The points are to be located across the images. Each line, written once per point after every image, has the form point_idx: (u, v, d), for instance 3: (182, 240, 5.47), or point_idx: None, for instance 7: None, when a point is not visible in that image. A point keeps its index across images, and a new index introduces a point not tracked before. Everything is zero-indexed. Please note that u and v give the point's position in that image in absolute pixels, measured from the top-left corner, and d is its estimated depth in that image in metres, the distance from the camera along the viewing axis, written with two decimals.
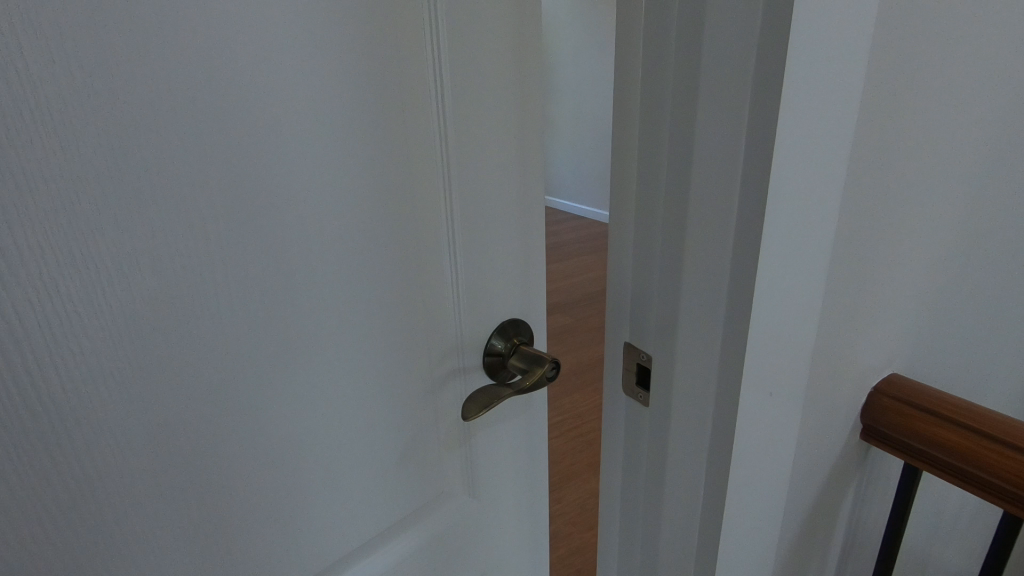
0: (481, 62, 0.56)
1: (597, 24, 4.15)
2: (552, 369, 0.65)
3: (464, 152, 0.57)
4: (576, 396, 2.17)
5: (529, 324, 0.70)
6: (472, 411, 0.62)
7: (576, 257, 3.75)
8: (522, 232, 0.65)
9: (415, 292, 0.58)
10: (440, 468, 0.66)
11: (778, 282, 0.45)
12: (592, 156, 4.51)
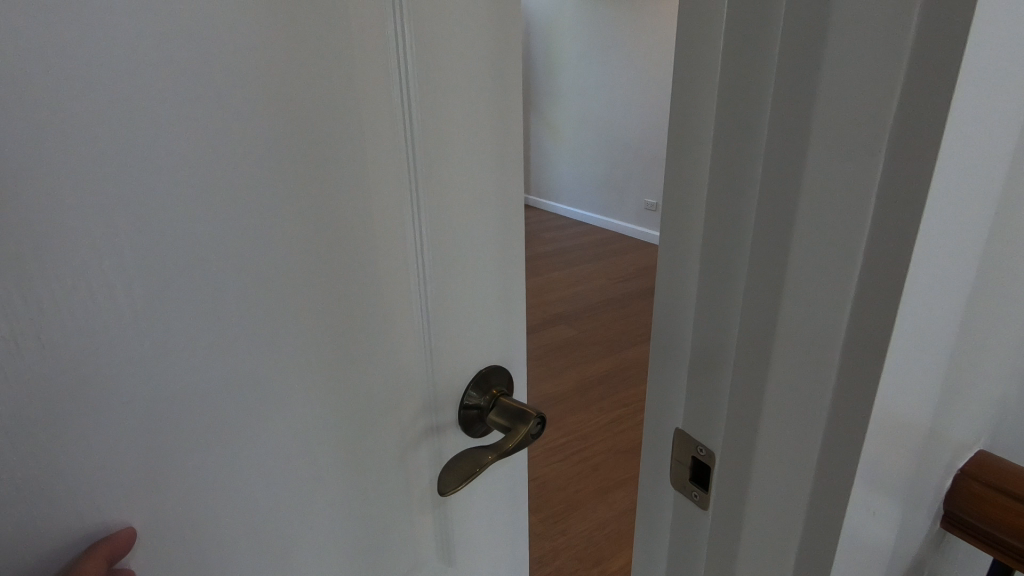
0: (455, 44, 0.42)
1: (601, 26, 4.01)
2: (537, 425, 0.51)
3: (431, 159, 0.44)
4: (580, 416, 2.04)
5: (508, 369, 0.56)
6: (452, 482, 0.47)
7: (578, 265, 3.63)
8: (503, 261, 0.51)
9: (369, 342, 0.44)
10: (413, 546, 0.53)
11: (901, 388, 0.32)
12: (596, 160, 4.39)
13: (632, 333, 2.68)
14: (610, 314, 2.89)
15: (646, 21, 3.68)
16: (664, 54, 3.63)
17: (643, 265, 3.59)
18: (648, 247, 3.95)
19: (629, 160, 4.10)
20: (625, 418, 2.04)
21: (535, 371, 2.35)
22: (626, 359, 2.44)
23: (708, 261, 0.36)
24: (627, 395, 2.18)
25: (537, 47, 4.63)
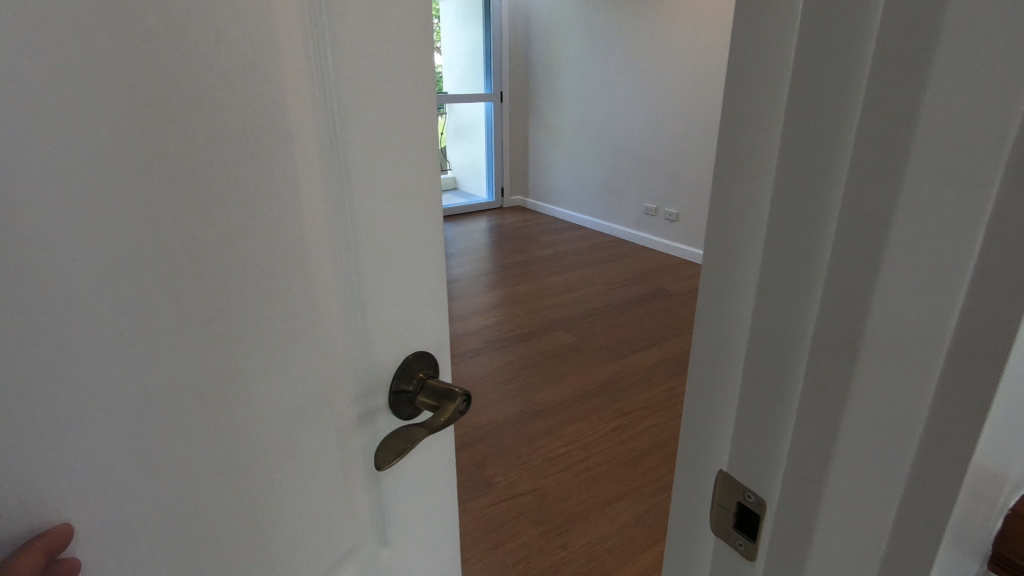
0: (376, 39, 0.43)
1: (601, 29, 3.98)
2: (463, 403, 0.52)
3: (354, 153, 0.44)
4: (580, 425, 2.01)
5: (434, 355, 0.56)
6: (387, 460, 0.49)
7: (575, 269, 3.60)
8: (426, 253, 0.52)
9: (299, 339, 0.44)
10: (352, 535, 0.53)
11: (995, 450, 0.29)
12: (594, 162, 4.35)
13: (631, 339, 2.64)
14: (609, 320, 2.85)
15: (646, 24, 3.65)
16: (664, 58, 3.59)
17: (641, 271, 3.56)
18: (646, 252, 3.92)
19: (628, 165, 4.06)
20: (624, 427, 2.00)
21: (533, 378, 2.32)
22: (625, 367, 2.40)
23: (770, 303, 0.33)
24: (627, 403, 2.14)
25: (535, 49, 4.61)
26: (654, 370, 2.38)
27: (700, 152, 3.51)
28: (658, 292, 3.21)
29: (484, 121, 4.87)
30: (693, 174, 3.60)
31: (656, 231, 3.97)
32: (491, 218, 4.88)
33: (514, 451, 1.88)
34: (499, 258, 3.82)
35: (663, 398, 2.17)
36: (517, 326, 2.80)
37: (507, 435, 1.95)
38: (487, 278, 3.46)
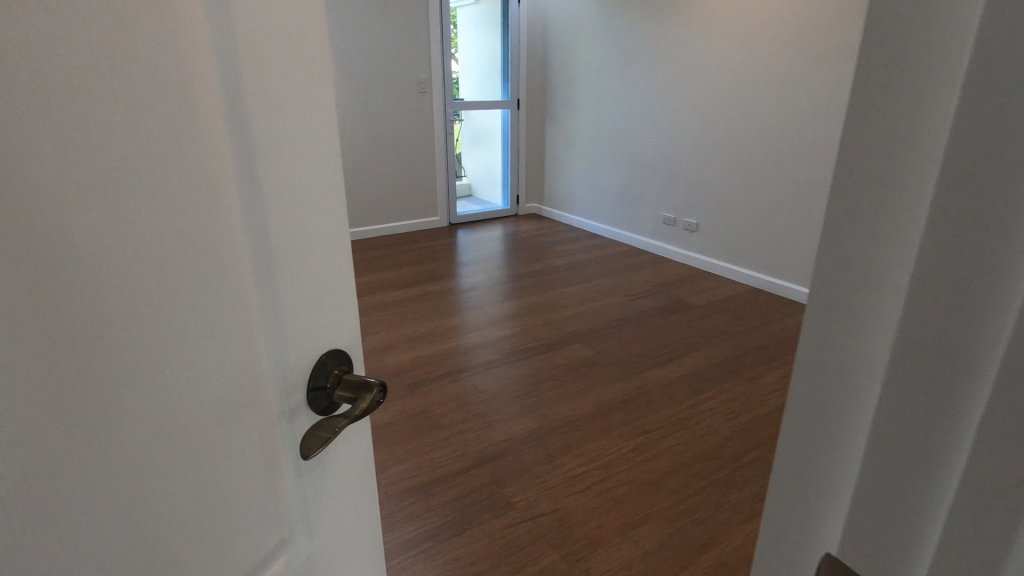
0: (277, 39, 0.43)
1: (620, 37, 3.93)
2: (380, 393, 0.56)
3: (262, 152, 0.45)
4: (600, 442, 1.95)
5: (348, 352, 0.58)
6: (311, 449, 0.52)
7: (592, 279, 3.55)
8: (331, 248, 0.53)
9: (220, 340, 0.43)
10: (281, 529, 0.53)
11: None
12: (610, 171, 4.30)
13: (651, 354, 2.58)
14: (627, 333, 2.79)
15: (669, 32, 3.57)
16: (686, 66, 3.52)
17: (658, 282, 3.49)
18: (664, 263, 3.85)
19: (645, 174, 4.00)
20: (645, 446, 1.93)
21: (550, 393, 2.26)
22: (644, 382, 2.34)
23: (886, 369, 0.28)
24: (647, 421, 2.07)
25: (556, 56, 4.58)
26: (674, 386, 2.31)
27: (721, 163, 3.44)
28: (676, 304, 3.14)
29: (501, 128, 4.87)
30: (713, 184, 3.52)
31: (674, 242, 3.90)
32: (506, 226, 4.85)
33: (531, 470, 1.82)
34: (514, 267, 3.78)
35: (684, 415, 2.11)
36: (534, 337, 2.74)
37: (524, 453, 1.90)
38: (502, 287, 3.42)
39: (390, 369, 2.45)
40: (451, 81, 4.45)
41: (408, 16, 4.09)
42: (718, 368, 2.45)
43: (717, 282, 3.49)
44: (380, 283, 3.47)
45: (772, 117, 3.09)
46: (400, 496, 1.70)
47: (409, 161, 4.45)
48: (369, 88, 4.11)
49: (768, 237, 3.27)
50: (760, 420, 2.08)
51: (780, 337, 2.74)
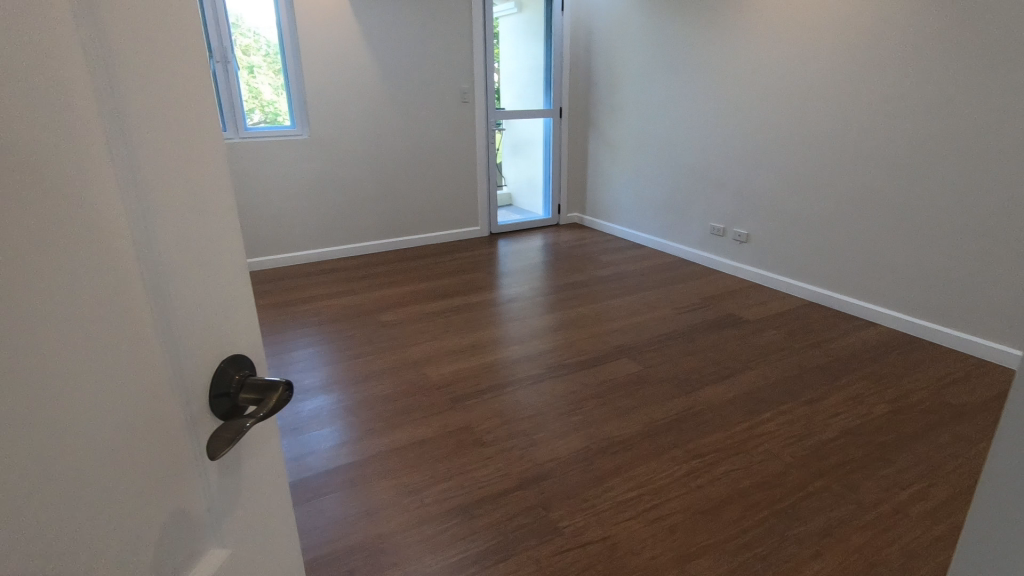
0: (147, 25, 0.42)
1: (666, 42, 3.84)
2: (288, 391, 0.53)
3: (142, 144, 0.42)
4: (651, 465, 1.85)
5: (250, 358, 0.56)
6: (219, 449, 0.48)
7: (637, 292, 3.44)
8: (224, 243, 0.51)
9: (113, 347, 0.41)
10: (194, 541, 0.50)
11: None
12: (654, 180, 4.19)
13: (703, 372, 2.46)
14: (678, 349, 2.67)
15: (721, 36, 3.45)
16: (738, 72, 3.39)
17: (708, 294, 3.36)
18: (712, 275, 3.71)
19: (692, 182, 3.87)
20: (700, 472, 1.82)
21: (597, 412, 2.17)
22: (696, 402, 2.22)
23: None
24: (702, 444, 1.96)
25: (599, 63, 4.52)
26: (729, 406, 2.19)
27: (774, 171, 3.29)
28: (728, 319, 3.01)
29: (542, 137, 4.83)
30: (765, 193, 3.37)
31: (723, 253, 3.76)
32: (547, 235, 4.80)
33: (579, 493, 1.74)
34: (557, 278, 3.71)
35: (741, 439, 1.98)
36: (578, 351, 2.66)
37: (572, 475, 1.82)
38: (543, 299, 3.36)
39: (432, 382, 2.42)
40: (493, 91, 4.43)
41: (451, 27, 4.11)
42: (777, 389, 2.31)
43: (769, 295, 3.32)
44: (422, 293, 3.46)
45: (831, 123, 2.93)
46: (442, 517, 1.65)
47: (450, 171, 4.46)
48: (413, 100, 4.13)
49: (825, 249, 3.10)
50: (823, 446, 1.94)
51: (841, 355, 2.58)
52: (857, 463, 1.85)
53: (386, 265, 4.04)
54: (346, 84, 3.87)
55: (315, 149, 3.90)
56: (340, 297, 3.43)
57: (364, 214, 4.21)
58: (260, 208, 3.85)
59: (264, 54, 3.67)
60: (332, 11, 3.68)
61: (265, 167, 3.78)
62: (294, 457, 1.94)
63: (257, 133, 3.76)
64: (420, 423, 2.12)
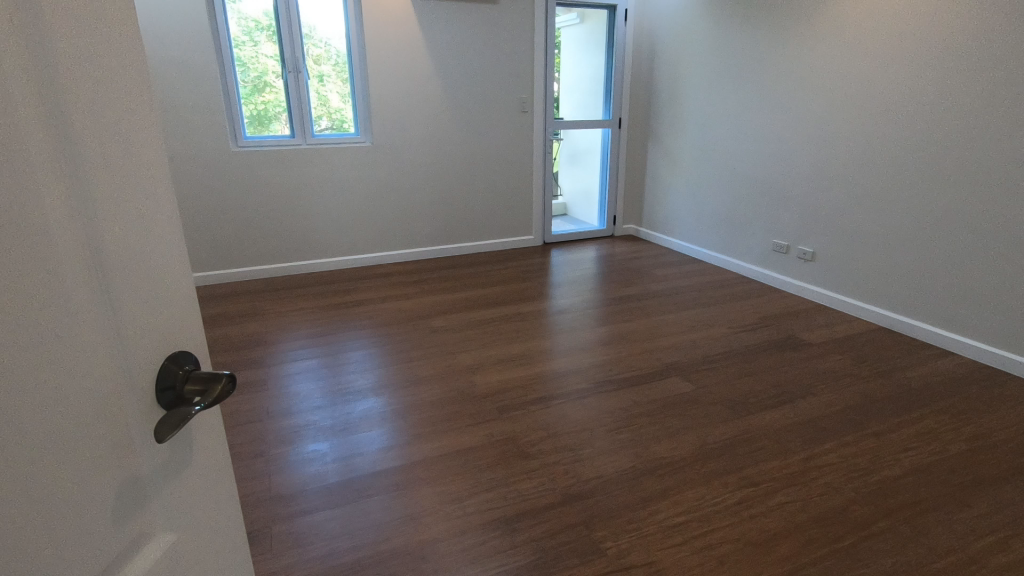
0: (83, 30, 0.44)
1: (732, 52, 3.74)
2: (232, 382, 0.57)
3: (83, 134, 0.45)
4: (700, 490, 1.79)
5: (191, 352, 0.58)
6: (165, 431, 0.51)
7: (693, 308, 3.34)
8: (167, 236, 0.54)
9: (58, 334, 0.43)
10: (143, 524, 0.52)
11: None
12: (715, 194, 4.07)
13: (760, 395, 2.35)
14: (734, 370, 2.57)
15: (792, 46, 3.31)
16: (808, 82, 3.24)
17: (768, 314, 3.22)
18: (773, 293, 3.56)
19: (755, 196, 3.74)
20: (754, 502, 1.74)
21: (646, 431, 2.11)
22: (751, 426, 2.13)
23: None
24: (756, 472, 1.87)
25: (661, 74, 4.46)
26: (787, 434, 2.08)
27: (844, 186, 3.12)
28: (789, 341, 2.87)
29: (600, 146, 4.80)
30: (833, 210, 3.21)
31: (786, 271, 3.60)
32: (601, 247, 4.75)
33: (623, 515, 1.69)
34: (609, 291, 3.66)
35: (799, 470, 1.88)
36: (628, 367, 2.61)
37: (617, 495, 1.77)
38: (595, 311, 3.31)
39: (479, 391, 2.42)
40: (552, 100, 4.44)
41: (512, 37, 4.14)
42: (841, 418, 2.18)
43: (834, 318, 3.15)
44: (474, 300, 3.49)
45: (910, 136, 2.76)
46: (482, 528, 1.64)
47: (506, 180, 4.48)
48: (473, 109, 4.19)
49: (899, 271, 2.91)
50: (890, 483, 1.82)
51: (913, 385, 2.41)
52: (927, 504, 1.72)
53: (439, 271, 4.11)
54: (409, 93, 3.97)
55: (377, 156, 4.01)
56: (394, 301, 3.51)
57: (420, 220, 4.30)
58: (323, 211, 4.00)
59: (334, 63, 3.82)
60: (398, 21, 3.79)
61: (330, 173, 3.93)
62: (343, 457, 1.99)
63: (324, 140, 3.91)
64: (465, 432, 2.13)
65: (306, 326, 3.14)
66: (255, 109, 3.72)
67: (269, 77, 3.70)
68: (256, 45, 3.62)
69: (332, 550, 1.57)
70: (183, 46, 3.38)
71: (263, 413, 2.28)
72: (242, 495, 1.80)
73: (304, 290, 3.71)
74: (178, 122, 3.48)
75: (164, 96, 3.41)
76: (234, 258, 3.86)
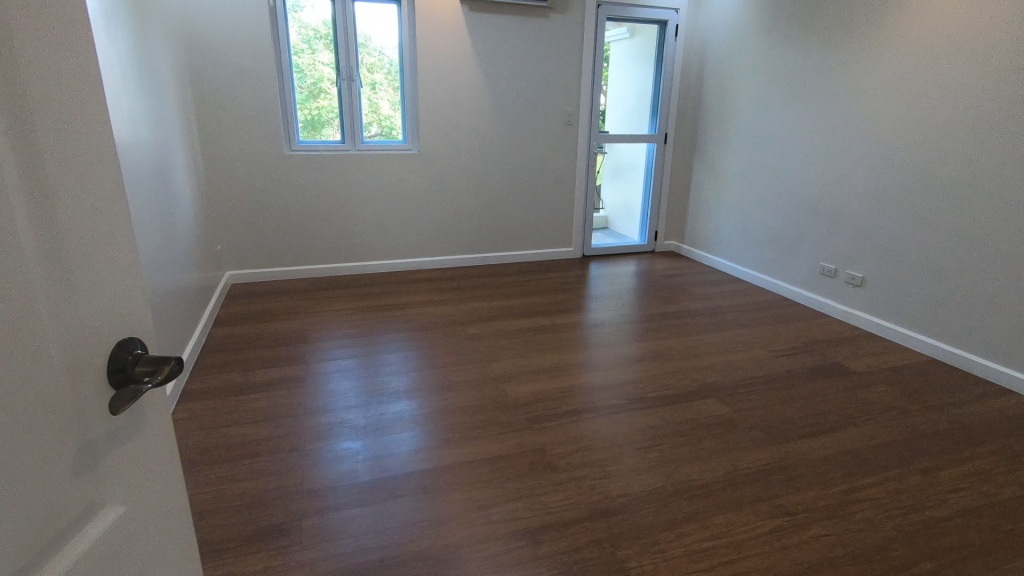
0: (42, 45, 0.49)
1: (785, 70, 3.67)
2: (180, 364, 0.62)
3: (46, 137, 0.50)
4: (731, 516, 1.74)
5: (137, 339, 0.63)
6: (120, 404, 0.57)
7: (733, 329, 3.27)
8: (111, 233, 0.59)
9: (24, 316, 0.47)
10: (92, 496, 0.55)
11: None
12: (762, 213, 3.98)
13: (800, 422, 2.28)
14: (772, 395, 2.50)
15: (848, 64, 3.22)
16: (864, 102, 3.15)
17: (812, 339, 3.12)
18: (818, 318, 3.45)
19: (804, 217, 3.64)
20: (787, 532, 1.68)
21: (677, 451, 2.08)
22: (788, 453, 2.07)
23: None
24: (790, 501, 1.81)
25: (710, 90, 4.41)
26: (825, 465, 2.01)
27: (898, 211, 3.01)
28: (833, 368, 2.77)
29: (644, 161, 4.78)
30: (886, 234, 3.09)
31: (833, 295, 3.48)
32: (641, 262, 4.71)
33: (649, 535, 1.67)
34: (646, 307, 3.62)
35: (838, 503, 1.81)
36: (662, 385, 2.57)
37: (643, 515, 1.75)
38: (631, 327, 3.28)
39: (509, 400, 2.43)
40: (598, 113, 4.44)
41: (561, 50, 4.18)
42: (885, 452, 2.09)
43: (883, 347, 3.03)
44: (511, 310, 3.51)
45: (972, 161, 2.64)
46: (506, 537, 1.65)
47: (548, 191, 4.51)
48: (518, 120, 4.24)
49: (956, 301, 2.78)
50: (935, 523, 1.73)
51: (966, 423, 2.29)
52: (976, 549, 1.63)
53: (478, 278, 4.15)
54: (457, 102, 4.05)
55: (423, 163, 4.10)
56: (432, 306, 3.57)
57: (461, 228, 4.36)
58: (368, 215, 4.11)
59: (386, 72, 3.93)
60: (450, 33, 3.87)
61: (377, 178, 4.03)
62: (374, 456, 2.04)
63: (373, 146, 4.02)
64: (494, 440, 2.14)
65: (346, 326, 3.23)
66: (309, 114, 3.87)
67: (325, 84, 3.85)
68: (314, 53, 3.77)
69: (359, 547, 1.60)
70: (247, 53, 3.55)
71: (301, 408, 2.36)
72: (277, 486, 1.86)
73: (346, 291, 3.81)
74: (238, 125, 3.65)
75: (227, 99, 3.59)
76: (283, 257, 4.01)
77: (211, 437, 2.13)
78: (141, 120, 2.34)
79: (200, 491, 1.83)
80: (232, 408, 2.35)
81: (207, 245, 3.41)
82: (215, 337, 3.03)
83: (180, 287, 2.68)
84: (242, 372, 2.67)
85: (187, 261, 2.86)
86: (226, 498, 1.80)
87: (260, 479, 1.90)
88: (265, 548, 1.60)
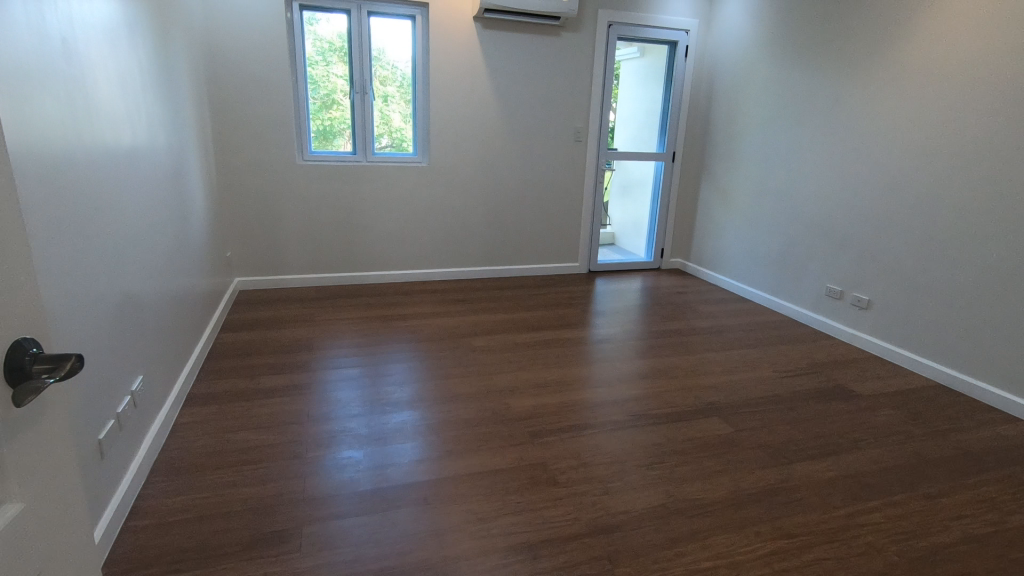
0: None
1: (794, 93, 3.70)
2: (78, 360, 0.80)
3: None
4: (730, 536, 1.74)
5: (29, 338, 0.81)
6: (24, 398, 0.77)
7: (738, 348, 3.26)
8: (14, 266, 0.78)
9: None
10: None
11: None
12: (769, 233, 3.99)
13: (804, 444, 2.27)
14: (776, 416, 2.48)
15: (857, 87, 3.25)
16: (873, 126, 3.16)
17: (817, 361, 3.11)
18: (824, 339, 3.44)
19: (811, 239, 3.64)
20: (788, 555, 1.67)
21: (679, 470, 2.07)
22: (791, 475, 2.06)
23: None
24: (792, 524, 1.80)
25: (720, 110, 4.45)
26: (828, 487, 1.99)
27: (905, 234, 3.02)
28: (839, 390, 2.76)
29: (652, 178, 4.81)
30: (893, 257, 3.09)
31: (839, 317, 3.47)
32: (647, 279, 4.72)
33: (649, 553, 1.66)
34: (651, 323, 3.63)
35: (840, 526, 1.80)
36: (665, 403, 2.57)
37: (644, 532, 1.74)
38: (636, 343, 3.28)
39: (512, 413, 2.43)
40: (607, 130, 4.49)
41: (571, 68, 4.23)
42: (889, 476, 2.07)
43: (889, 370, 3.01)
44: (516, 323, 3.52)
45: (979, 186, 2.65)
46: (505, 551, 1.64)
47: (556, 206, 4.54)
48: (528, 135, 4.28)
49: (963, 328, 2.77)
50: (938, 550, 1.71)
51: (973, 450, 2.27)
52: None
53: (484, 291, 4.17)
54: (468, 117, 4.11)
55: (433, 176, 4.14)
56: (438, 318, 3.58)
57: (468, 240, 4.39)
58: (377, 226, 4.14)
59: (398, 85, 3.98)
60: (463, 48, 3.94)
61: (387, 190, 4.08)
62: (375, 466, 2.04)
63: (384, 157, 4.06)
64: (496, 453, 2.14)
65: (352, 335, 3.24)
66: (321, 124, 3.92)
67: (338, 95, 3.90)
68: (328, 65, 3.83)
69: (359, 556, 1.61)
70: (263, 64, 3.62)
71: (304, 416, 2.37)
72: (278, 493, 1.87)
73: (353, 300, 3.83)
74: (252, 134, 3.71)
75: (242, 109, 3.65)
76: (292, 265, 4.04)
77: (215, 442, 2.14)
78: (160, 127, 2.40)
79: (202, 495, 1.84)
80: (237, 413, 2.36)
81: (218, 251, 3.45)
82: (222, 343, 3.06)
83: (190, 292, 2.71)
84: (248, 378, 2.68)
85: (197, 266, 2.90)
86: (227, 502, 1.81)
87: (262, 485, 1.91)
88: (264, 554, 1.60)
